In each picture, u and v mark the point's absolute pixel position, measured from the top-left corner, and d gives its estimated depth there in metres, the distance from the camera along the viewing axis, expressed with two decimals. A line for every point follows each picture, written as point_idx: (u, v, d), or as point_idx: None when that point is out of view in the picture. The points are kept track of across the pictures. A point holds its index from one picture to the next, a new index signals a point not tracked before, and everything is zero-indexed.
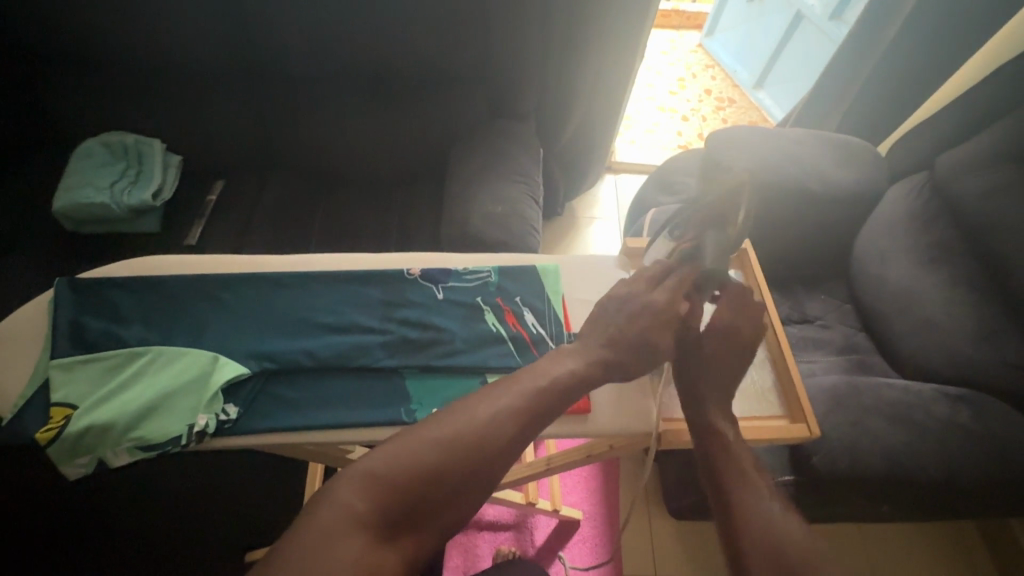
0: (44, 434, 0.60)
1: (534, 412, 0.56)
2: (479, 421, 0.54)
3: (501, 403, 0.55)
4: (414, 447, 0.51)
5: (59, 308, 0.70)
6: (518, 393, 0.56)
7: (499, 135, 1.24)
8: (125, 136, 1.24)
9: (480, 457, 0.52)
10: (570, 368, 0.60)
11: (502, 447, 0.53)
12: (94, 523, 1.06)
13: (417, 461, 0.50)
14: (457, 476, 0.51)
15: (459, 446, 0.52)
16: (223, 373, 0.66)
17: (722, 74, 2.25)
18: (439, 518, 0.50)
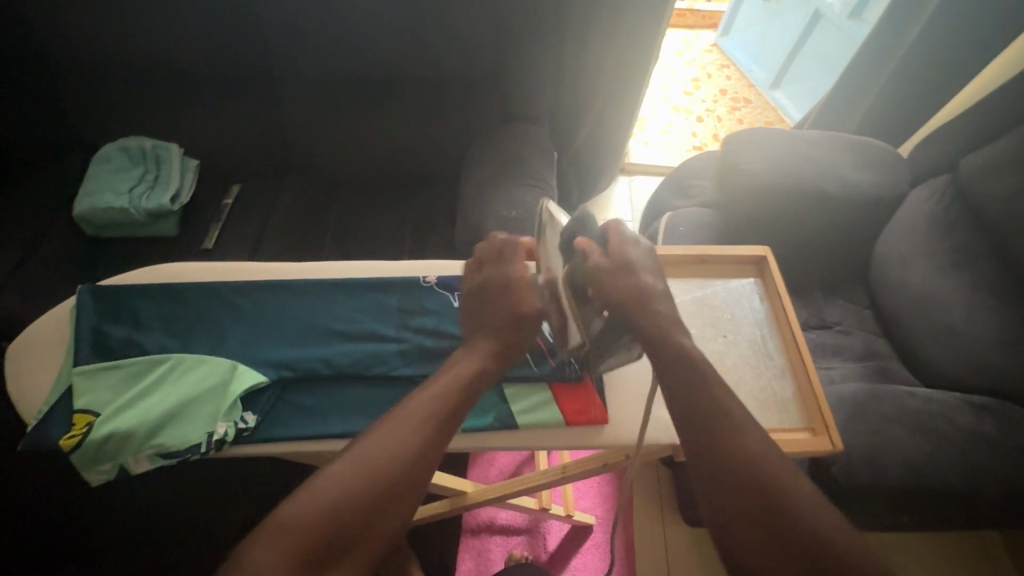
0: (67, 441, 0.61)
1: (445, 419, 0.57)
2: (389, 439, 0.55)
3: (410, 417, 0.57)
4: (329, 481, 0.52)
5: (82, 315, 0.71)
6: (423, 401, 0.58)
7: (512, 139, 1.23)
8: (144, 141, 1.26)
9: (396, 472, 0.53)
10: (468, 368, 0.61)
11: (418, 457, 0.55)
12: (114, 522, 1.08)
13: (330, 493, 0.51)
14: (376, 495, 0.52)
15: (374, 467, 0.53)
16: (241, 381, 0.66)
17: (738, 74, 2.22)
18: (367, 540, 0.51)
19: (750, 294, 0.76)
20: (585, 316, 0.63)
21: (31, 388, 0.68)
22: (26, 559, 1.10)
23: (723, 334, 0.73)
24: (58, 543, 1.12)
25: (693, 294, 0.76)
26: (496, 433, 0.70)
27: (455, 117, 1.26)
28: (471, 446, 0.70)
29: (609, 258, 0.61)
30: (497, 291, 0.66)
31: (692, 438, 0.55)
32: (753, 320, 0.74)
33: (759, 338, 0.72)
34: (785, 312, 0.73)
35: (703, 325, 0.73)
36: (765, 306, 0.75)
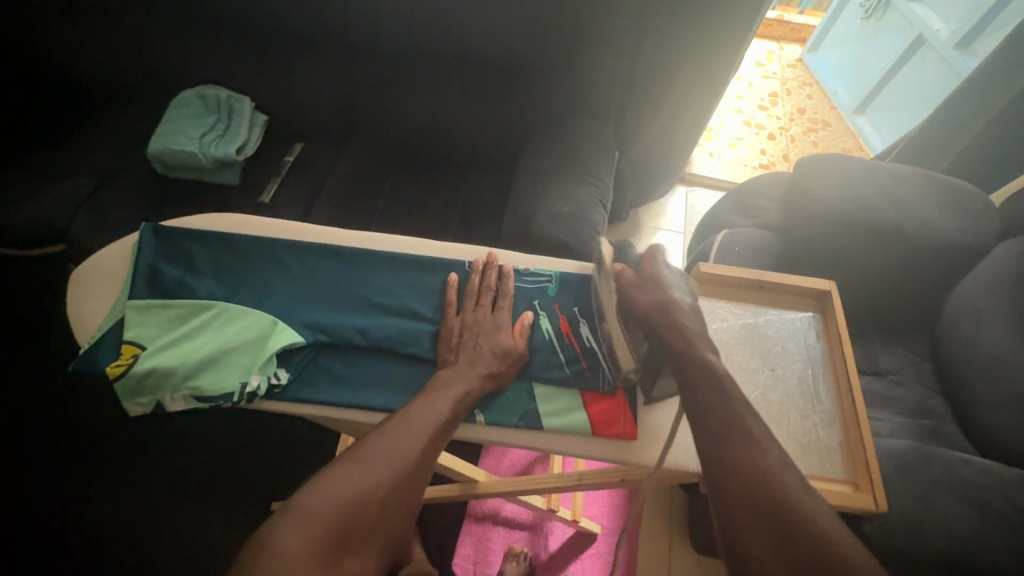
0: (114, 370, 0.63)
1: (444, 430, 0.61)
2: (395, 448, 0.57)
3: (414, 427, 0.59)
4: (343, 481, 0.54)
5: (141, 252, 0.73)
6: (428, 413, 0.61)
7: (575, 133, 1.21)
8: (219, 91, 1.30)
9: (403, 478, 0.56)
10: (464, 385, 0.65)
11: (421, 464, 0.58)
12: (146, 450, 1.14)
13: (347, 489, 0.53)
14: (386, 500, 0.54)
15: (385, 472, 0.56)
16: (280, 338, 0.67)
17: (820, 94, 2.13)
18: (378, 532, 0.53)
19: (806, 330, 0.70)
20: (631, 337, 0.67)
21: (86, 313, 0.71)
22: (66, 470, 1.18)
23: (772, 368, 0.68)
24: (96, 459, 1.19)
25: (744, 320, 0.71)
26: (520, 431, 0.69)
27: (523, 104, 1.24)
28: (492, 439, 0.68)
29: (638, 274, 0.66)
30: (488, 327, 0.71)
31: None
32: (805, 359, 0.68)
33: (810, 379, 0.67)
34: (843, 356, 0.67)
35: (752, 356, 0.68)
36: (820, 343, 0.69)
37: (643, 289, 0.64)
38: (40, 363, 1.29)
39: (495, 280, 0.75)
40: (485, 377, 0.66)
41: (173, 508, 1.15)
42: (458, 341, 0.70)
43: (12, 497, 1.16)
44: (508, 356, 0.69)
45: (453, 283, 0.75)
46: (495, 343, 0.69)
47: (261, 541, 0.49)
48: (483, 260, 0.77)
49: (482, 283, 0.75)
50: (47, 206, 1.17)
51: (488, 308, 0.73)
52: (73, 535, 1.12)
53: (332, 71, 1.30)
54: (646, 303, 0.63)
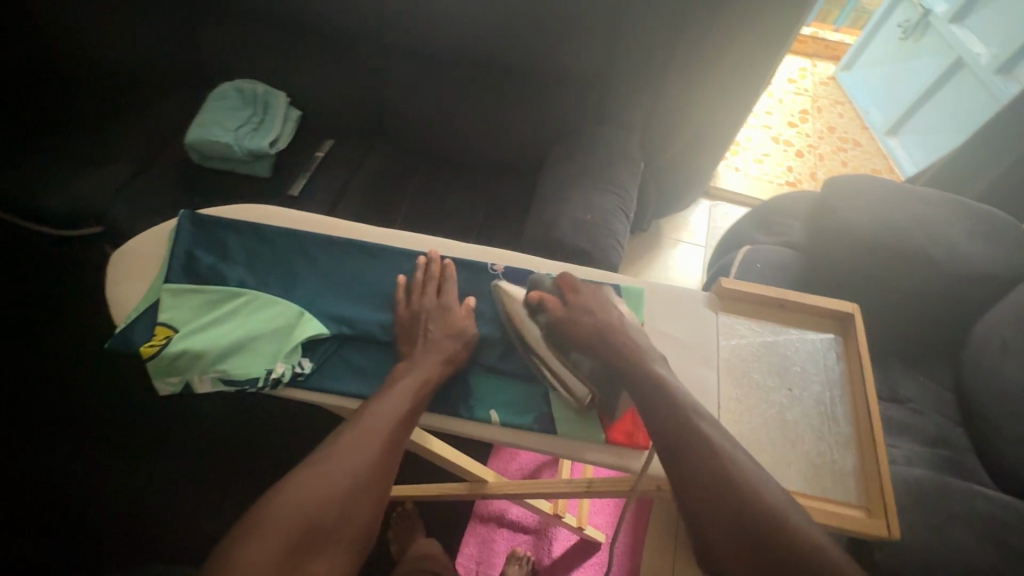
0: (147, 349, 0.65)
1: (403, 426, 0.64)
2: (350, 451, 0.60)
3: (368, 428, 0.62)
4: (304, 490, 0.57)
5: (179, 237, 0.76)
6: (383, 416, 0.63)
7: (602, 142, 1.22)
8: (257, 86, 1.34)
9: (362, 477, 0.59)
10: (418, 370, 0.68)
11: (378, 461, 0.61)
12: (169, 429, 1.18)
13: (307, 496, 0.57)
14: (347, 503, 0.58)
15: (343, 474, 0.59)
16: (306, 327, 0.69)
17: (851, 112, 2.10)
18: (343, 533, 0.57)
19: (826, 351, 0.69)
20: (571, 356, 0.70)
21: (122, 294, 0.73)
22: (90, 444, 1.23)
23: (788, 387, 0.67)
24: (120, 436, 1.23)
25: (763, 337, 0.70)
26: (533, 433, 0.69)
27: (551, 110, 1.26)
28: (506, 440, 0.69)
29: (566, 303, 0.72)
30: (437, 311, 0.73)
31: (731, 482, 0.54)
32: (824, 380, 0.67)
33: (828, 401, 0.65)
34: (864, 379, 0.65)
35: (768, 372, 0.68)
36: (841, 366, 0.68)
37: (576, 320, 0.70)
38: (72, 339, 1.34)
39: (438, 272, 0.77)
40: (444, 365, 0.69)
41: (189, 488, 1.18)
42: (408, 331, 0.72)
43: (36, 467, 1.20)
44: (463, 340, 0.72)
45: (402, 284, 0.76)
46: (444, 326, 0.72)
47: (227, 551, 0.53)
48: (425, 257, 0.78)
49: (427, 277, 0.76)
50: (89, 188, 1.22)
51: (435, 293, 0.75)
52: (93, 507, 1.16)
53: (367, 70, 1.33)
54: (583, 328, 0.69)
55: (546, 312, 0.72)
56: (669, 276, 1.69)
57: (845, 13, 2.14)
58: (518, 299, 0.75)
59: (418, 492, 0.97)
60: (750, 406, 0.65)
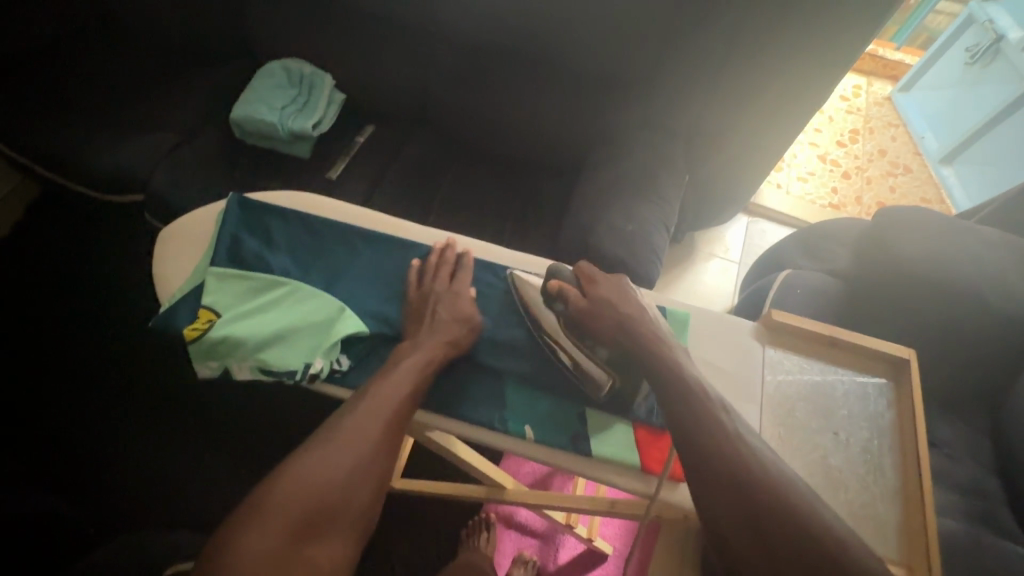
0: (190, 332, 0.66)
1: (405, 410, 0.63)
2: (353, 435, 0.60)
3: (370, 411, 0.62)
4: (304, 473, 0.57)
5: (226, 220, 0.76)
6: (383, 400, 0.63)
7: (647, 151, 1.19)
8: (305, 67, 1.34)
9: (364, 462, 0.59)
10: (425, 352, 0.67)
11: (380, 445, 0.61)
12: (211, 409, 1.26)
13: (308, 479, 0.56)
14: (348, 488, 0.57)
15: (346, 459, 0.58)
16: (346, 324, 0.69)
17: (904, 136, 2.03)
18: (344, 516, 0.56)
19: (877, 397, 0.66)
20: (590, 346, 0.70)
21: (169, 273, 0.74)
22: (118, 407, 1.25)
23: (834, 431, 0.64)
24: (147, 402, 1.26)
25: (810, 376, 0.67)
26: (568, 454, 0.68)
27: (598, 114, 1.23)
28: (540, 457, 0.68)
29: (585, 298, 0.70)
30: (447, 295, 0.73)
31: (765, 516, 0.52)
32: (871, 427, 0.64)
33: (875, 450, 0.63)
34: (915, 431, 0.63)
35: (813, 414, 0.65)
36: (891, 413, 0.65)
37: (598, 314, 0.69)
38: (108, 303, 1.37)
39: (453, 258, 0.77)
40: (446, 347, 0.69)
41: (210, 459, 1.21)
42: (417, 312, 0.72)
43: (65, 425, 1.23)
44: (467, 325, 0.71)
45: (416, 267, 0.76)
46: (453, 311, 0.72)
47: (228, 533, 0.52)
48: (442, 244, 0.78)
49: (440, 261, 0.77)
50: (134, 156, 1.23)
51: (447, 276, 0.75)
52: (116, 470, 1.19)
53: (415, 58, 1.31)
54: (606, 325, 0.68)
55: (563, 303, 0.72)
56: (699, 291, 1.65)
57: (908, 32, 2.06)
58: (534, 287, 0.76)
59: (435, 488, 0.99)
60: (793, 448, 0.63)
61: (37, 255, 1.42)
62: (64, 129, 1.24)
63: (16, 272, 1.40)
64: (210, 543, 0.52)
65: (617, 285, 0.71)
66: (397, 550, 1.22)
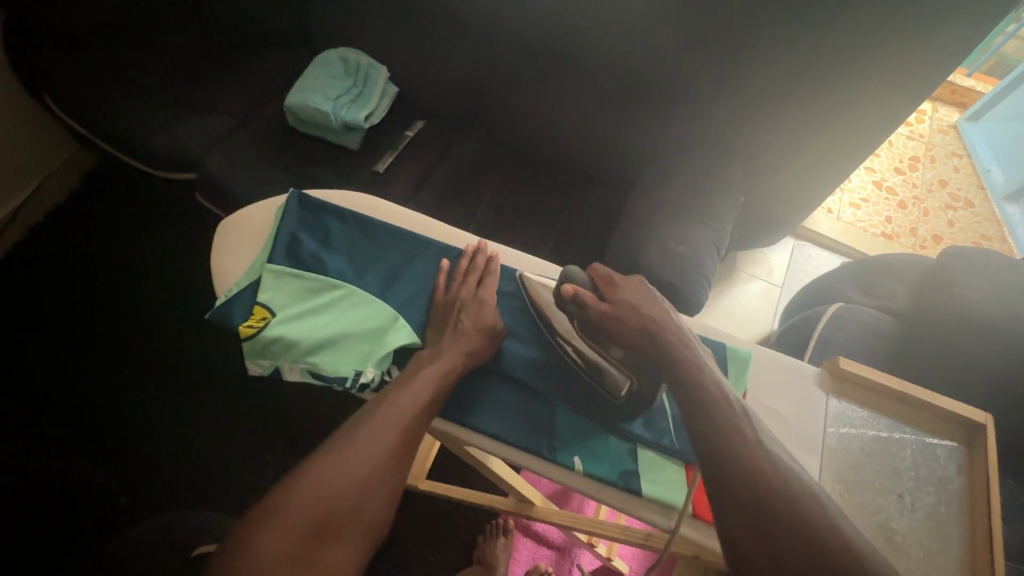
0: (245, 329, 0.66)
1: (421, 416, 0.61)
2: (368, 442, 0.58)
3: (387, 417, 0.60)
4: (316, 480, 0.55)
5: (286, 217, 0.76)
6: (399, 407, 0.61)
7: (703, 169, 1.16)
8: (361, 58, 1.33)
9: (377, 471, 0.57)
10: (440, 357, 0.66)
11: (395, 452, 0.58)
12: (241, 390, 1.29)
13: (320, 486, 0.55)
14: (360, 497, 0.55)
15: (359, 467, 0.56)
16: (396, 337, 0.68)
17: (969, 168, 1.94)
18: (356, 524, 0.54)
19: (946, 461, 0.62)
20: (605, 345, 0.67)
21: (226, 265, 0.74)
22: (156, 381, 1.28)
23: (898, 493, 0.61)
24: (184, 379, 1.29)
25: (876, 432, 0.64)
26: (616, 490, 0.66)
27: (655, 127, 1.20)
28: (585, 490, 0.66)
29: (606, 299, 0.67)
30: (472, 303, 0.71)
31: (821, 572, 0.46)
32: (939, 493, 0.61)
33: (941, 518, 0.59)
34: (990, 505, 0.58)
35: (876, 473, 0.62)
36: (962, 481, 0.61)
37: (620, 320, 0.65)
38: (155, 277, 1.41)
39: (483, 264, 0.75)
40: (467, 356, 0.67)
41: (241, 440, 1.23)
42: (442, 318, 0.70)
43: (106, 393, 1.26)
44: (491, 334, 0.69)
45: (445, 269, 0.75)
46: (477, 319, 0.69)
47: (240, 539, 0.52)
48: (472, 247, 0.77)
49: (471, 267, 0.75)
50: (189, 136, 1.25)
51: (475, 283, 0.73)
52: (152, 442, 1.22)
53: (472, 57, 1.29)
54: (629, 327, 0.64)
55: (579, 307, 0.68)
56: (736, 314, 1.61)
57: (981, 59, 1.96)
58: (547, 290, 0.76)
59: (464, 495, 0.98)
60: (851, 508, 0.60)
61: (90, 225, 1.46)
62: (125, 103, 1.26)
63: (68, 240, 1.43)
64: (223, 548, 0.52)
65: (639, 287, 0.68)
66: (415, 548, 1.22)
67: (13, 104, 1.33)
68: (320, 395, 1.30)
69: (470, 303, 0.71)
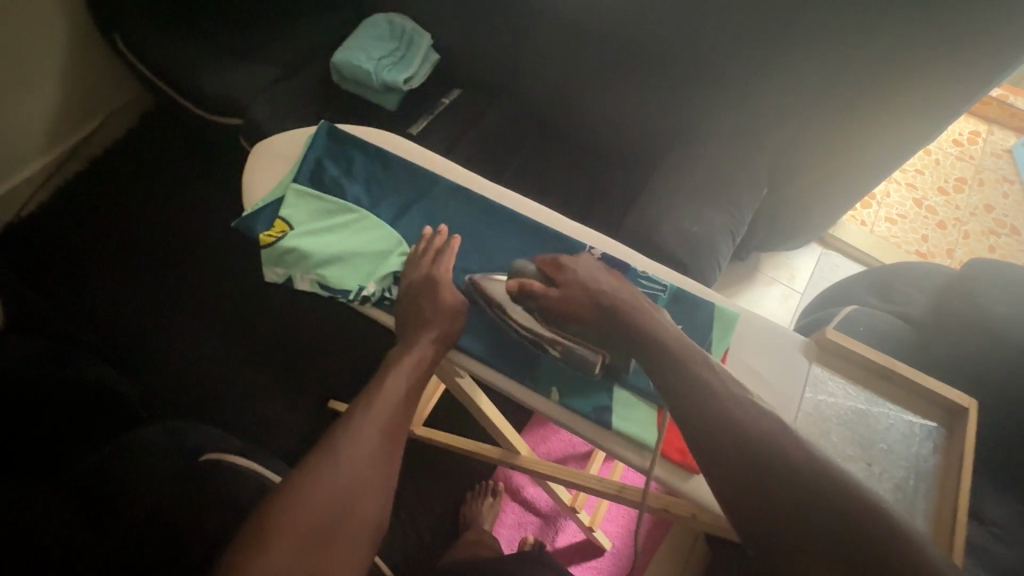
0: (265, 238, 0.72)
1: (401, 412, 0.63)
2: (353, 448, 0.58)
3: (370, 417, 0.61)
4: (302, 492, 0.55)
5: (314, 144, 0.82)
6: (383, 405, 0.62)
7: (726, 156, 1.16)
8: (408, 23, 1.38)
9: (364, 473, 0.58)
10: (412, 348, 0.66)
11: (380, 453, 0.60)
12: (261, 325, 1.37)
13: (309, 495, 0.55)
14: (350, 501, 0.56)
15: (346, 471, 0.57)
16: (401, 262, 0.74)
17: (1019, 195, 1.86)
18: (352, 527, 0.55)
19: (923, 440, 0.65)
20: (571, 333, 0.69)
21: (256, 184, 0.80)
22: (187, 308, 1.38)
23: (867, 463, 0.64)
24: (212, 307, 1.38)
25: (854, 404, 0.67)
26: (588, 422, 0.69)
27: (685, 109, 1.20)
28: (558, 418, 0.69)
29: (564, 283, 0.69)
30: (428, 289, 0.70)
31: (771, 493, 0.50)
32: (911, 468, 0.64)
33: (908, 491, 0.62)
34: (959, 482, 0.60)
35: (850, 441, 0.65)
36: (936, 459, 0.64)
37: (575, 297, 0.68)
38: (196, 214, 1.50)
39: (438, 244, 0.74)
40: (438, 342, 0.67)
41: (258, 373, 1.31)
42: (410, 300, 0.70)
43: (141, 313, 1.36)
44: (451, 318, 0.69)
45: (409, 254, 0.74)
46: (438, 304, 0.69)
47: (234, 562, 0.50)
48: (428, 231, 0.76)
49: (427, 248, 0.74)
50: (241, 82, 1.33)
51: (429, 262, 0.72)
52: (176, 362, 1.31)
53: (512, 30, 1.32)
54: (581, 300, 0.67)
55: (545, 315, 0.70)
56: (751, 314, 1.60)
57: None
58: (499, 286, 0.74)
59: (450, 441, 1.01)
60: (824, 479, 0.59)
61: (144, 160, 1.57)
62: (183, 46, 1.35)
63: (121, 171, 1.54)
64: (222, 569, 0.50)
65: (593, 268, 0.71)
66: (405, 493, 1.28)
67: (88, 42, 1.44)
68: (333, 338, 1.36)
69: (426, 286, 0.70)
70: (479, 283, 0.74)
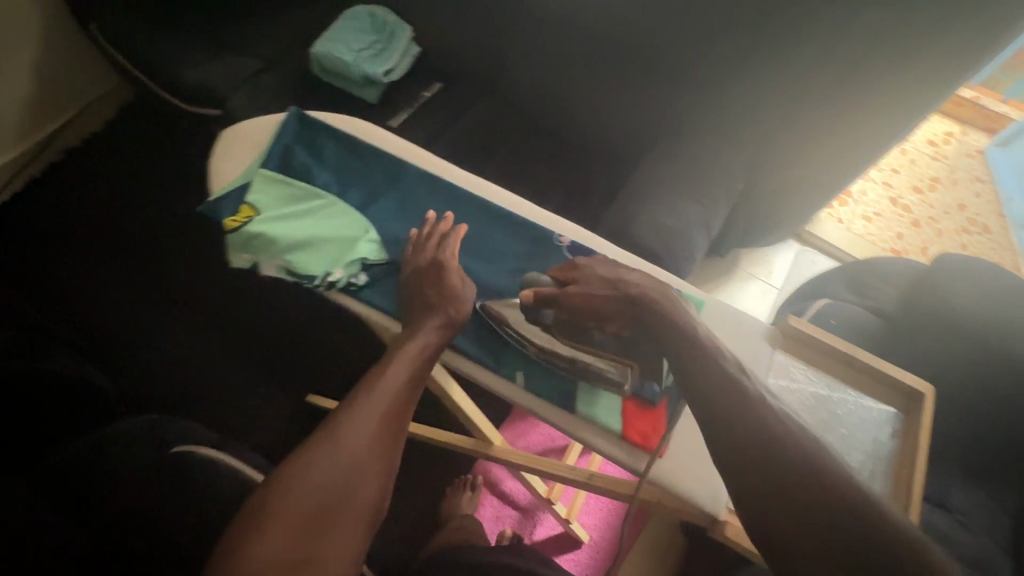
0: (230, 224, 0.72)
1: (403, 399, 0.63)
2: (354, 434, 0.58)
3: (371, 405, 0.61)
4: (300, 477, 0.55)
5: (283, 131, 0.82)
6: (386, 390, 0.62)
7: (703, 151, 1.18)
8: (389, 15, 1.38)
9: (364, 459, 0.58)
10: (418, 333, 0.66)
11: (380, 440, 0.59)
12: (240, 318, 1.35)
13: (308, 479, 0.55)
14: (349, 487, 0.56)
15: (345, 457, 0.57)
16: (367, 248, 0.73)
17: (990, 195, 1.90)
18: (349, 513, 0.55)
19: (881, 424, 0.67)
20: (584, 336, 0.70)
21: (225, 171, 0.80)
22: (162, 300, 1.36)
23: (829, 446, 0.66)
24: (188, 300, 1.36)
25: (816, 389, 0.69)
26: (556, 410, 0.71)
27: (663, 105, 1.21)
28: (523, 403, 0.71)
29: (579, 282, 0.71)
30: (433, 274, 0.70)
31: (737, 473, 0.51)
32: (869, 452, 0.65)
33: (866, 473, 0.64)
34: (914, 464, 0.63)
35: (811, 424, 0.67)
36: (893, 442, 0.66)
37: (594, 296, 0.69)
38: (173, 206, 1.48)
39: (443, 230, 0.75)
40: (443, 329, 0.67)
41: (236, 366, 1.30)
42: (416, 285, 0.70)
43: (116, 305, 1.34)
44: (457, 303, 0.68)
45: (413, 238, 0.75)
46: (442, 287, 0.69)
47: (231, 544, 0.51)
48: (433, 215, 0.77)
49: (431, 233, 0.75)
50: (219, 72, 1.31)
51: (433, 249, 0.73)
52: (152, 355, 1.29)
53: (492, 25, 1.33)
54: (602, 292, 0.69)
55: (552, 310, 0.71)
56: None
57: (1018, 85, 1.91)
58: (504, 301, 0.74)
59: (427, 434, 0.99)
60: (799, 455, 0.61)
61: (120, 151, 1.54)
62: (160, 36, 1.33)
63: (96, 162, 1.52)
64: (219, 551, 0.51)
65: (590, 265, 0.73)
66: None
67: (63, 31, 1.41)
68: (312, 331, 1.35)
69: (432, 271, 0.71)
70: (490, 307, 0.74)
